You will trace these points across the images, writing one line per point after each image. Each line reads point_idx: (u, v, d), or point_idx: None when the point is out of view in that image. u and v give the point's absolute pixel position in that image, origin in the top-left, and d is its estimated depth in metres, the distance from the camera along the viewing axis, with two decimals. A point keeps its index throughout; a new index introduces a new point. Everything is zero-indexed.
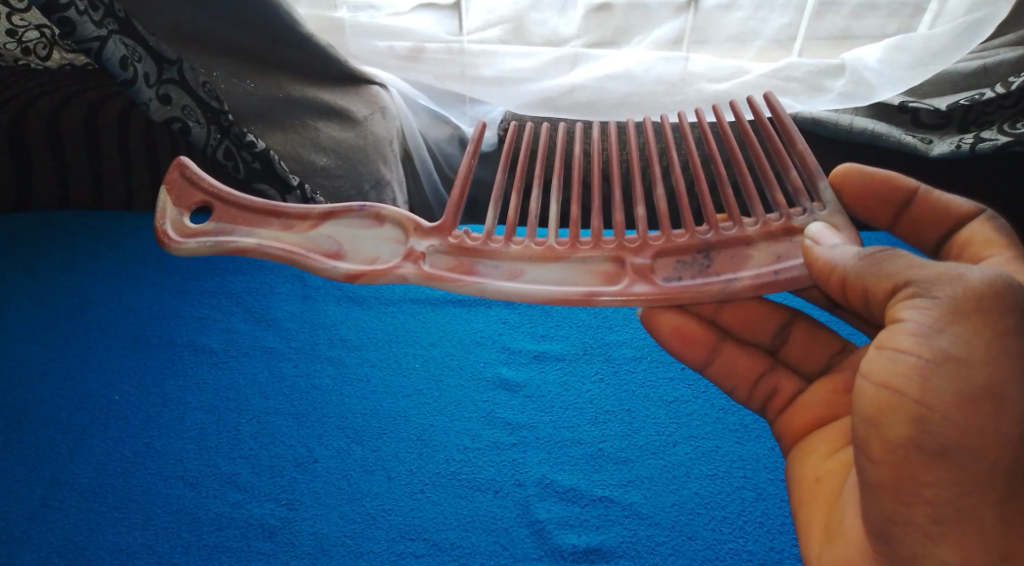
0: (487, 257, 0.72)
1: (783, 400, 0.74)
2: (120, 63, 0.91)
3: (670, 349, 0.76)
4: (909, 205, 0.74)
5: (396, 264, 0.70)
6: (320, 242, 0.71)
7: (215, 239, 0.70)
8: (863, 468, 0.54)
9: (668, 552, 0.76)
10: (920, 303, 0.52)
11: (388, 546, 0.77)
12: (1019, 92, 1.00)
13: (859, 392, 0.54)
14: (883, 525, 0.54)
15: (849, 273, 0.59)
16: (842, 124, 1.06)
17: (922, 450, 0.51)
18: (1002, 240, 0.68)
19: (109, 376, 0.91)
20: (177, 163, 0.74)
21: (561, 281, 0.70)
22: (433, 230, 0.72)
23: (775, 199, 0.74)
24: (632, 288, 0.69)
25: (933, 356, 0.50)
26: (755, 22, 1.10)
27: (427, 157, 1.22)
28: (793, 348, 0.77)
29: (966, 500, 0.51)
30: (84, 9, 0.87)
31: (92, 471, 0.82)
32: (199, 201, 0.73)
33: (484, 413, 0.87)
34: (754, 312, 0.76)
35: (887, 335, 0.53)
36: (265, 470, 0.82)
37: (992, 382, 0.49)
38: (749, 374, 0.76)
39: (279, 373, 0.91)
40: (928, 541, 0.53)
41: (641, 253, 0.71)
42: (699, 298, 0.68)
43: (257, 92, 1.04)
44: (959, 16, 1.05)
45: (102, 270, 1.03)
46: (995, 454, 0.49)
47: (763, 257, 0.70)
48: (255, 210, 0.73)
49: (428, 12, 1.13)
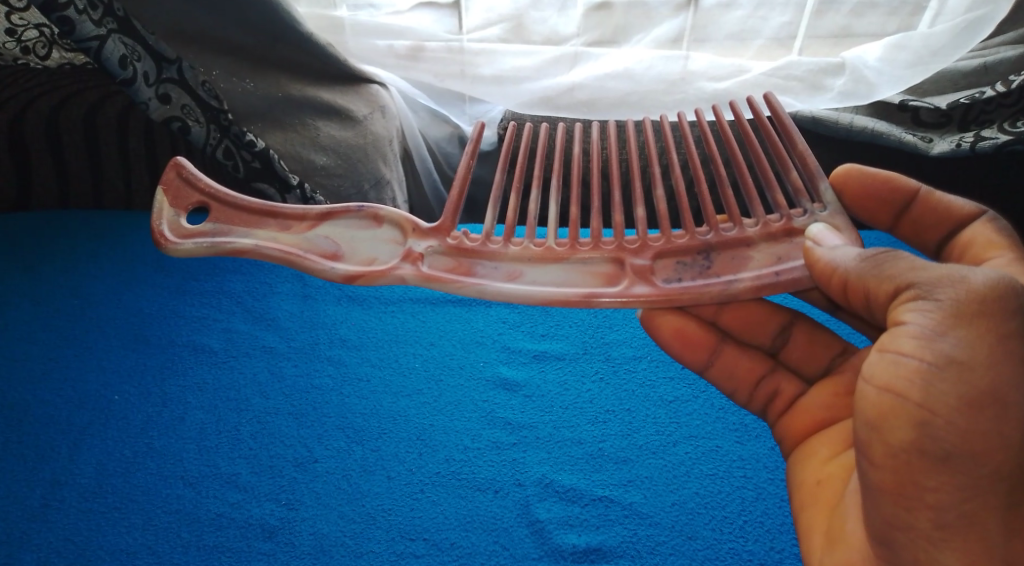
0: (486, 258, 0.72)
1: (784, 402, 0.74)
2: (119, 63, 0.91)
3: (671, 351, 0.75)
4: (910, 206, 0.74)
5: (394, 264, 0.70)
6: (319, 243, 0.71)
7: (213, 240, 0.70)
8: (865, 471, 0.54)
9: (668, 552, 0.76)
10: (922, 306, 0.52)
11: (388, 546, 0.77)
12: (1019, 90, 1.00)
13: (861, 396, 0.54)
14: (885, 529, 0.54)
15: (851, 275, 0.59)
16: (843, 123, 1.06)
17: (924, 454, 0.51)
18: (1004, 241, 0.68)
19: (109, 376, 0.91)
20: (176, 163, 0.74)
21: (561, 282, 0.70)
22: (432, 231, 0.72)
23: (776, 200, 0.74)
24: (632, 290, 0.69)
25: (936, 359, 0.50)
26: (755, 20, 1.10)
27: (427, 156, 1.22)
28: (794, 350, 0.77)
29: (968, 504, 0.51)
30: (83, 8, 0.87)
31: (93, 471, 0.82)
32: (195, 202, 0.73)
33: (485, 413, 0.87)
34: (755, 313, 0.76)
35: (890, 337, 0.53)
36: (266, 470, 0.82)
37: (994, 387, 0.49)
38: (750, 376, 0.75)
39: (279, 373, 0.91)
40: (930, 546, 0.53)
41: (641, 254, 0.71)
42: (699, 299, 0.68)
43: (256, 91, 1.04)
44: (959, 14, 1.06)
45: (102, 270, 1.03)
46: (997, 459, 0.50)
47: (764, 258, 0.70)
48: (253, 211, 0.73)
49: (427, 11, 1.13)
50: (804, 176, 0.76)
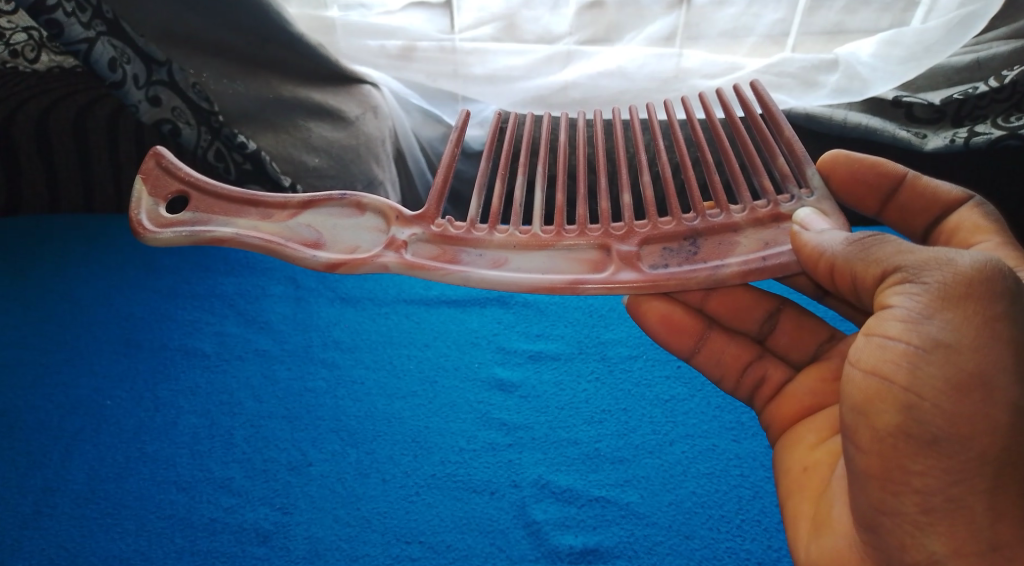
0: (470, 246, 0.71)
1: (772, 389, 0.73)
2: (108, 65, 0.90)
3: (658, 338, 0.75)
4: (897, 192, 0.73)
5: (376, 252, 0.69)
6: (300, 231, 0.70)
7: (192, 229, 0.69)
8: (851, 457, 0.53)
9: (665, 552, 0.76)
10: (909, 289, 0.52)
11: (384, 549, 0.76)
12: (1012, 85, 0.99)
13: (847, 380, 0.54)
14: (870, 514, 0.53)
15: (838, 259, 0.58)
16: (836, 119, 1.05)
17: (911, 438, 0.50)
18: (991, 226, 0.69)
19: (101, 381, 0.90)
20: (154, 152, 0.73)
21: (546, 269, 0.69)
22: (415, 219, 0.72)
23: (762, 185, 0.73)
24: (618, 276, 0.68)
25: (922, 342, 0.50)
26: (748, 18, 1.10)
27: (419, 156, 1.21)
28: (781, 336, 0.76)
29: (955, 489, 0.50)
30: (71, 10, 0.86)
31: (85, 478, 0.81)
32: (175, 190, 0.72)
33: (479, 413, 0.86)
34: (742, 299, 0.76)
35: (876, 321, 0.53)
36: (259, 474, 0.81)
37: (982, 369, 0.49)
38: (736, 364, 0.75)
39: (272, 376, 0.91)
40: (918, 532, 0.52)
41: (627, 241, 0.71)
42: (685, 285, 0.67)
43: (248, 92, 1.03)
44: (952, 10, 1.06)
45: (92, 274, 1.02)
46: (985, 442, 0.49)
47: (751, 243, 0.69)
48: (232, 199, 0.71)
49: (419, 11, 1.12)
50: (791, 161, 0.76)
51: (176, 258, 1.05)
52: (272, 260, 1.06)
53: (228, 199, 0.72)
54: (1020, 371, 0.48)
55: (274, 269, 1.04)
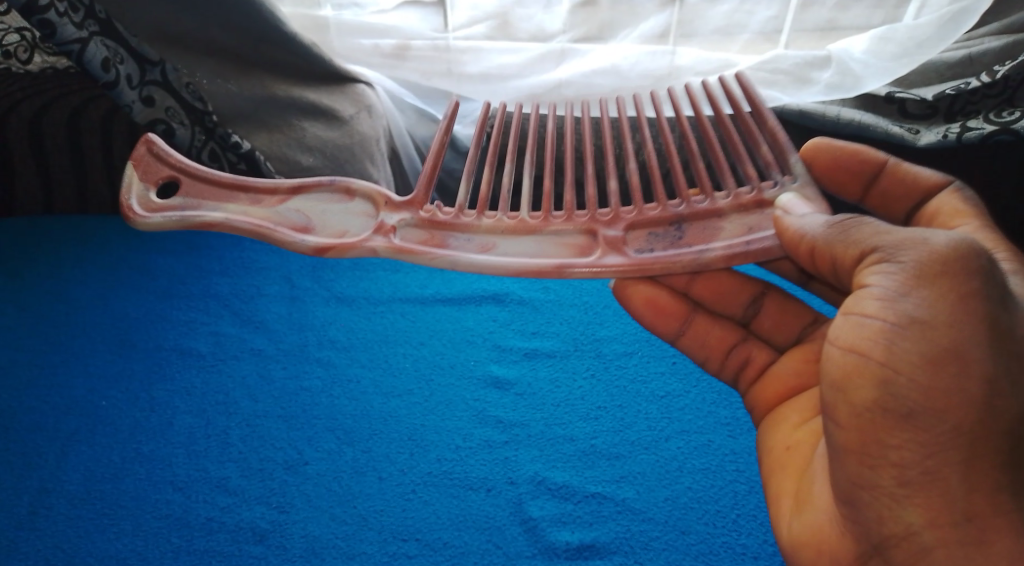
0: (458, 231, 0.71)
1: (755, 370, 0.74)
2: (102, 65, 0.93)
3: (643, 321, 0.75)
4: (879, 179, 0.74)
5: (365, 236, 0.70)
6: (291, 216, 0.70)
7: (182, 213, 0.69)
8: (831, 433, 0.54)
9: (661, 548, 0.76)
10: (885, 268, 0.52)
11: (381, 548, 0.76)
12: (1003, 80, 1.02)
13: (827, 357, 0.54)
14: (850, 488, 0.53)
15: (817, 241, 0.58)
16: (829, 116, 1.07)
17: (887, 412, 0.50)
18: (970, 209, 0.70)
19: (95, 381, 0.89)
20: (146, 138, 0.73)
21: (533, 253, 0.70)
22: (404, 205, 0.72)
23: (747, 173, 0.73)
24: (604, 259, 0.69)
25: (897, 319, 0.50)
26: (741, 14, 1.11)
27: (414, 155, 1.22)
28: (765, 320, 0.76)
29: (932, 461, 0.50)
30: (64, 11, 0.89)
31: (82, 478, 0.81)
32: (165, 175, 0.72)
33: (476, 409, 0.87)
34: (726, 282, 0.75)
35: (854, 301, 0.53)
36: (255, 473, 0.81)
37: (957, 343, 0.49)
38: (721, 346, 0.75)
39: (268, 375, 0.90)
40: (894, 504, 0.52)
41: (614, 226, 0.71)
42: (671, 268, 0.68)
43: (241, 92, 1.04)
44: (943, 6, 1.06)
45: (86, 275, 1.02)
46: (960, 415, 0.49)
47: (734, 229, 0.70)
48: (222, 183, 0.71)
49: (412, 9, 1.14)
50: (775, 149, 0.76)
51: (171, 258, 1.05)
52: (268, 260, 1.05)
53: (218, 183, 0.72)
54: (991, 343, 0.49)
55: (269, 269, 1.04)
